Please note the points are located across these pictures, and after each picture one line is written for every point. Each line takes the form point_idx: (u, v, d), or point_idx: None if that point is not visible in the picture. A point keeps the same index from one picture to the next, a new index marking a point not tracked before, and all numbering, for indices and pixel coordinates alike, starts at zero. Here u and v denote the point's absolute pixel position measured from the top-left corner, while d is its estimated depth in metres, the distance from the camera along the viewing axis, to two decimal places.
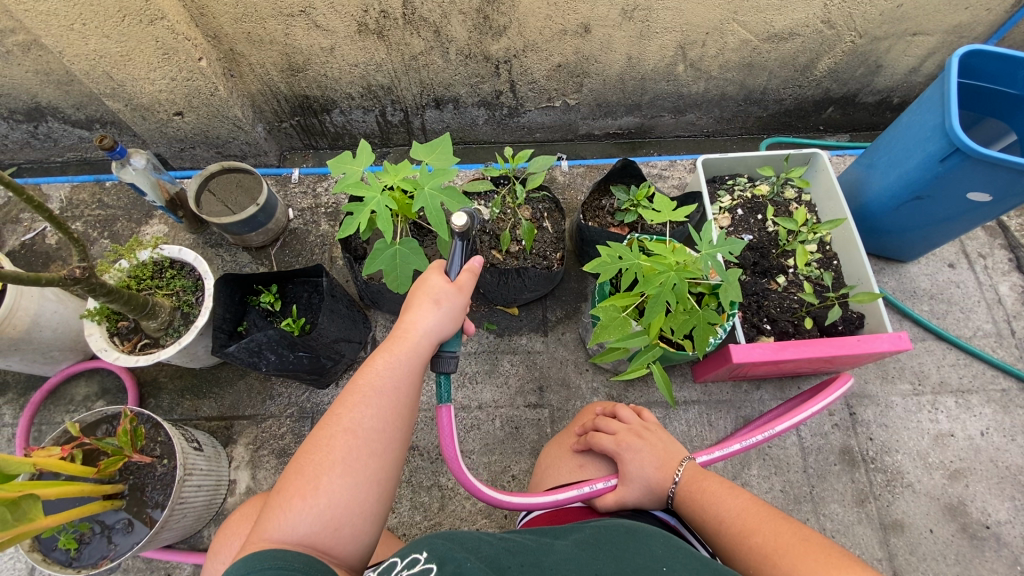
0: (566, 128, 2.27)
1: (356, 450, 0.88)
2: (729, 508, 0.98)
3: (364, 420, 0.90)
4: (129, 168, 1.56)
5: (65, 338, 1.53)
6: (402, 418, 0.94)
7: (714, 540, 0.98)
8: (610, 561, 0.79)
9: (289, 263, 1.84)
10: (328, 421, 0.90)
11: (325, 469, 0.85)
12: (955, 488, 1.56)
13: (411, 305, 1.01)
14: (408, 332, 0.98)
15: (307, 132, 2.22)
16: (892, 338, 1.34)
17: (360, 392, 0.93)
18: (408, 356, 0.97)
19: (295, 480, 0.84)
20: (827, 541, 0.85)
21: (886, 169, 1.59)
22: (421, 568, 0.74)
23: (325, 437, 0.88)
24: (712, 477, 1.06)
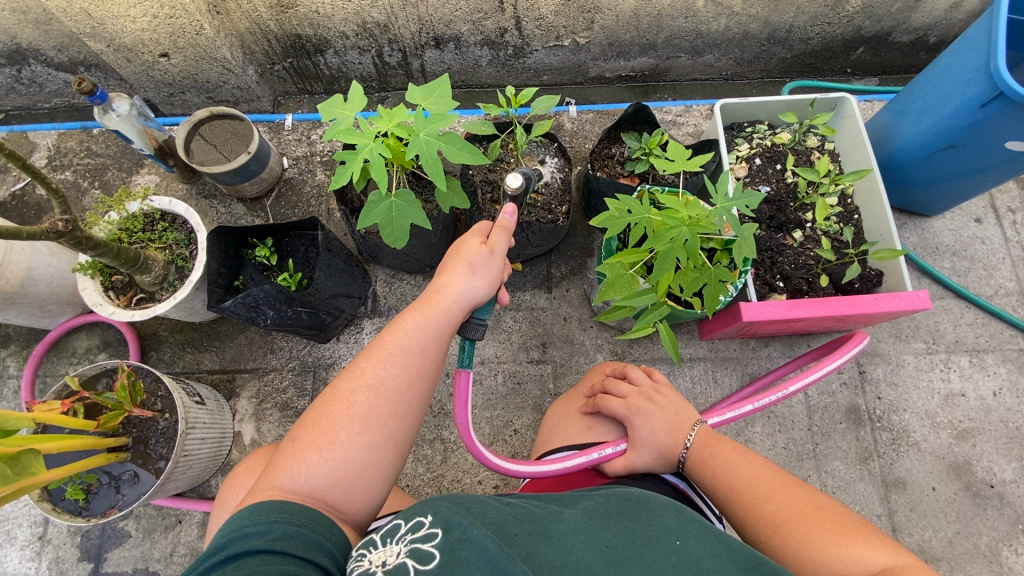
0: (575, 70, 2.13)
1: (377, 406, 0.86)
2: (741, 472, 0.97)
3: (389, 378, 0.88)
4: (112, 115, 1.48)
5: (61, 292, 1.51)
6: (426, 383, 0.92)
7: (723, 503, 0.97)
8: (621, 531, 0.78)
9: (285, 215, 1.78)
10: (352, 373, 0.88)
11: (344, 424, 0.83)
12: (961, 448, 1.54)
13: (447, 267, 0.98)
14: (441, 294, 0.95)
15: (301, 76, 2.10)
16: (910, 296, 1.28)
17: (387, 348, 0.90)
18: (438, 318, 0.94)
19: (312, 431, 0.83)
20: (841, 510, 0.86)
21: (918, 116, 1.47)
22: (426, 532, 0.72)
23: (347, 390, 0.86)
24: (725, 441, 1.04)
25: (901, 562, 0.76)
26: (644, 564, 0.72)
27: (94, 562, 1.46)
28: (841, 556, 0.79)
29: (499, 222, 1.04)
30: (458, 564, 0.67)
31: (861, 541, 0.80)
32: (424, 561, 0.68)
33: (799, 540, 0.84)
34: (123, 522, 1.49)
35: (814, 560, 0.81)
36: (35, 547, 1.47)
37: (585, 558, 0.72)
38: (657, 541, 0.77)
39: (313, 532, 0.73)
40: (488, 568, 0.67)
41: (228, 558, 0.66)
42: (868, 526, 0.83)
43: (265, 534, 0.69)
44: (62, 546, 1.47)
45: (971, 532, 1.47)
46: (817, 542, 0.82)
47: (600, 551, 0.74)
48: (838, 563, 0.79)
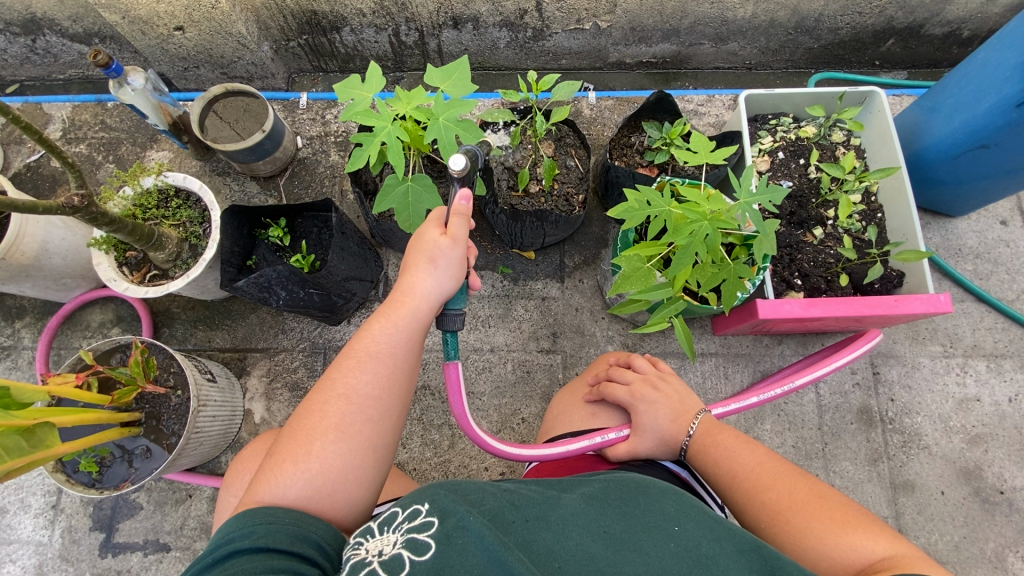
0: (595, 55, 2.08)
1: (350, 414, 0.85)
2: (743, 459, 0.97)
3: (360, 384, 0.88)
4: (127, 89, 1.46)
5: (76, 266, 1.52)
6: (399, 383, 0.91)
7: (724, 487, 0.97)
8: (619, 518, 0.77)
9: (298, 195, 1.77)
10: (324, 386, 0.88)
11: (317, 434, 0.83)
12: (973, 453, 1.53)
13: (407, 266, 0.96)
14: (406, 296, 0.94)
15: (316, 53, 2.06)
16: (930, 299, 1.25)
17: (356, 356, 0.90)
18: (405, 322, 0.93)
19: (289, 445, 0.83)
20: (841, 499, 0.86)
21: (949, 114, 1.43)
22: (423, 521, 0.72)
23: (319, 402, 0.86)
24: (725, 430, 1.04)
25: (901, 551, 0.76)
26: (642, 550, 0.72)
27: (105, 532, 1.49)
28: (839, 542, 0.79)
29: (453, 208, 0.98)
30: (456, 552, 0.67)
31: (861, 529, 0.80)
32: (420, 551, 0.68)
33: (799, 527, 0.83)
34: (135, 494, 1.51)
35: (814, 547, 0.81)
36: (49, 515, 1.50)
37: (583, 544, 0.72)
38: (656, 527, 0.76)
39: (298, 525, 0.74)
40: (485, 556, 0.67)
41: (217, 559, 0.68)
42: (868, 516, 0.82)
43: (250, 534, 0.70)
44: (75, 515, 1.50)
45: (978, 537, 1.46)
46: (818, 530, 0.82)
47: (598, 537, 0.74)
48: (837, 549, 0.79)
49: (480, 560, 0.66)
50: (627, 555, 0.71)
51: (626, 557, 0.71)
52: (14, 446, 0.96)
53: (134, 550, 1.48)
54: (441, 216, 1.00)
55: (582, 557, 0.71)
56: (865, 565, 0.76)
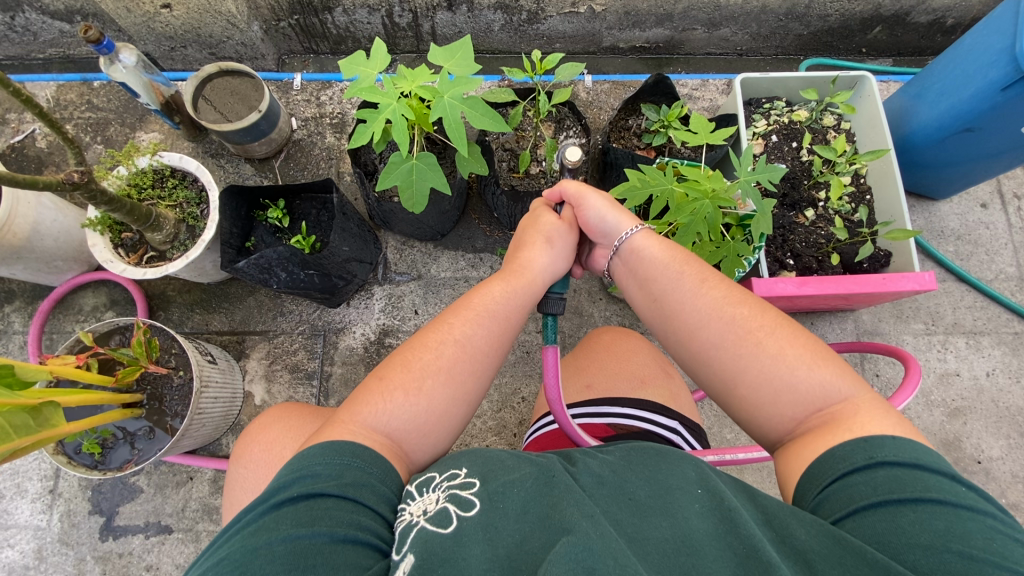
0: (588, 39, 2.08)
1: (462, 361, 0.89)
2: (717, 282, 0.92)
3: (475, 336, 0.91)
4: (118, 66, 1.43)
5: (68, 248, 1.49)
6: (504, 349, 0.96)
7: (682, 296, 0.92)
8: (645, 484, 0.75)
9: (294, 177, 1.75)
10: (441, 326, 0.91)
11: (430, 371, 0.86)
12: (952, 425, 1.60)
13: (528, 241, 1.05)
14: (524, 266, 1.01)
15: (307, 34, 2.01)
16: (918, 278, 1.30)
17: (474, 308, 0.94)
18: (522, 289, 0.99)
19: (400, 372, 0.86)
20: (810, 332, 0.85)
21: (935, 98, 1.47)
22: (463, 482, 0.75)
23: (434, 339, 0.89)
24: (689, 258, 0.97)
25: (862, 392, 0.78)
26: (670, 514, 0.69)
27: (105, 516, 1.48)
28: (807, 375, 0.80)
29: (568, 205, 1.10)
30: (498, 513, 0.69)
31: (828, 366, 0.80)
32: (466, 508, 0.70)
33: (767, 355, 0.82)
34: (135, 478, 1.51)
35: (779, 376, 0.81)
36: (47, 500, 1.49)
37: (613, 512, 0.71)
38: (680, 490, 0.72)
39: (393, 469, 0.77)
40: (526, 523, 0.67)
41: (302, 496, 0.69)
42: (832, 351, 0.83)
43: (341, 476, 0.72)
44: (73, 499, 1.49)
45: None
46: (785, 361, 0.81)
47: (624, 504, 0.72)
48: (802, 382, 0.79)
49: (523, 526, 0.67)
50: (654, 520, 0.69)
51: (653, 522, 0.68)
52: (22, 424, 0.95)
53: (136, 532, 1.47)
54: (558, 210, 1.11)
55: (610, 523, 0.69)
56: (823, 401, 0.78)
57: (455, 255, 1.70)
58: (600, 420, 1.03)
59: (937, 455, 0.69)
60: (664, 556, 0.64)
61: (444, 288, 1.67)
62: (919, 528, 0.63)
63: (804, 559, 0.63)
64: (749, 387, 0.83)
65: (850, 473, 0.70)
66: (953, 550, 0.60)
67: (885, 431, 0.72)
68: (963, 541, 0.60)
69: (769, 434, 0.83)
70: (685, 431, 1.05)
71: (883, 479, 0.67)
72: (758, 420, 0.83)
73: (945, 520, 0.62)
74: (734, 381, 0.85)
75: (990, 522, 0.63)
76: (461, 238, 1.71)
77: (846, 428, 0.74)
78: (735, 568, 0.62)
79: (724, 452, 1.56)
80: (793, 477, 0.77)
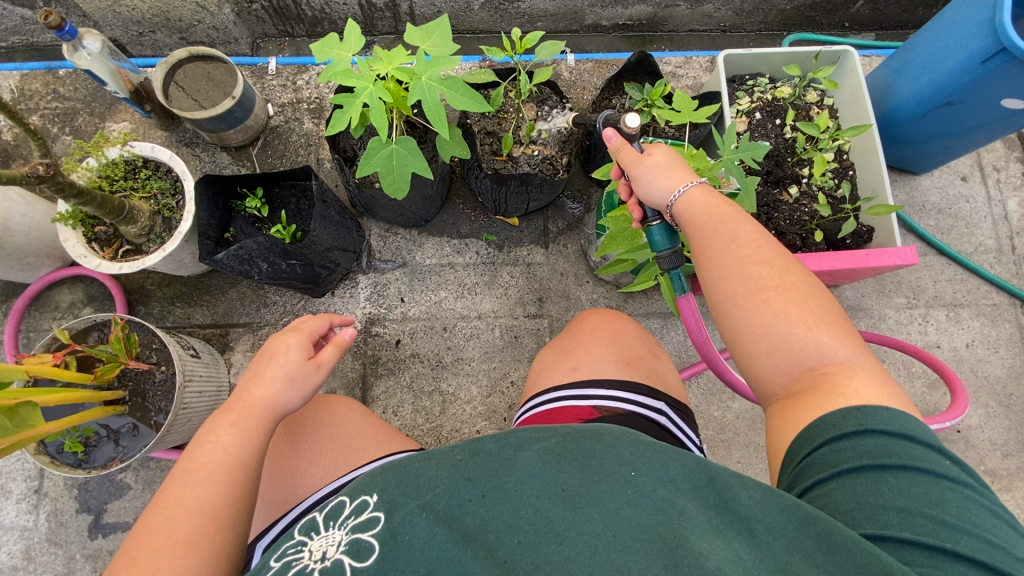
0: (571, 17, 2.04)
1: (203, 526, 0.77)
2: (744, 232, 0.86)
3: (209, 494, 0.79)
4: (82, 53, 1.37)
5: (40, 244, 1.45)
6: (253, 490, 0.84)
7: (704, 243, 0.88)
8: (577, 474, 0.74)
9: (272, 165, 1.71)
10: (165, 501, 0.78)
11: (163, 552, 0.73)
12: (933, 396, 1.64)
13: (253, 373, 0.92)
14: (252, 404, 0.88)
15: (280, 16, 1.94)
16: (901, 252, 1.31)
17: (199, 467, 0.81)
18: (252, 432, 0.86)
19: (125, 573, 0.71)
20: (827, 294, 0.82)
21: (917, 72, 1.47)
22: (371, 516, 0.73)
23: (163, 520, 0.76)
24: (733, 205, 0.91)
25: (862, 359, 0.77)
26: (600, 505, 0.69)
27: (94, 514, 1.47)
28: (810, 337, 0.78)
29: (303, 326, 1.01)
30: (401, 551, 0.67)
31: (834, 330, 0.78)
32: (363, 556, 0.67)
33: (774, 312, 0.80)
34: (122, 475, 1.49)
35: (781, 334, 0.79)
36: (32, 500, 1.47)
37: (541, 508, 0.70)
38: (613, 475, 0.73)
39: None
40: (434, 553, 0.66)
41: None
42: (841, 317, 0.80)
43: None
44: (59, 498, 1.47)
45: None
46: (790, 320, 0.79)
47: (555, 497, 0.71)
48: (803, 343, 0.78)
49: (429, 558, 0.66)
50: (586, 512, 0.68)
51: (585, 515, 0.68)
52: None
53: (125, 529, 1.46)
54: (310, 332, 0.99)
55: (540, 523, 0.68)
56: (820, 363, 0.77)
57: (440, 241, 1.68)
58: (586, 402, 1.02)
59: (925, 426, 0.70)
60: (593, 552, 0.64)
61: (430, 275, 1.66)
62: (897, 492, 0.65)
63: (747, 528, 0.65)
64: (751, 339, 0.81)
65: (839, 439, 0.71)
66: (928, 515, 0.63)
67: (878, 400, 0.73)
68: (937, 507, 0.63)
69: (763, 388, 0.83)
70: (670, 411, 1.05)
71: (870, 445, 0.69)
72: (755, 373, 0.83)
73: (923, 486, 0.65)
74: (739, 329, 0.83)
75: (967, 492, 0.65)
76: (445, 224, 1.69)
77: (839, 393, 0.74)
78: (662, 559, 0.62)
79: (712, 429, 1.59)
80: (782, 431, 0.78)
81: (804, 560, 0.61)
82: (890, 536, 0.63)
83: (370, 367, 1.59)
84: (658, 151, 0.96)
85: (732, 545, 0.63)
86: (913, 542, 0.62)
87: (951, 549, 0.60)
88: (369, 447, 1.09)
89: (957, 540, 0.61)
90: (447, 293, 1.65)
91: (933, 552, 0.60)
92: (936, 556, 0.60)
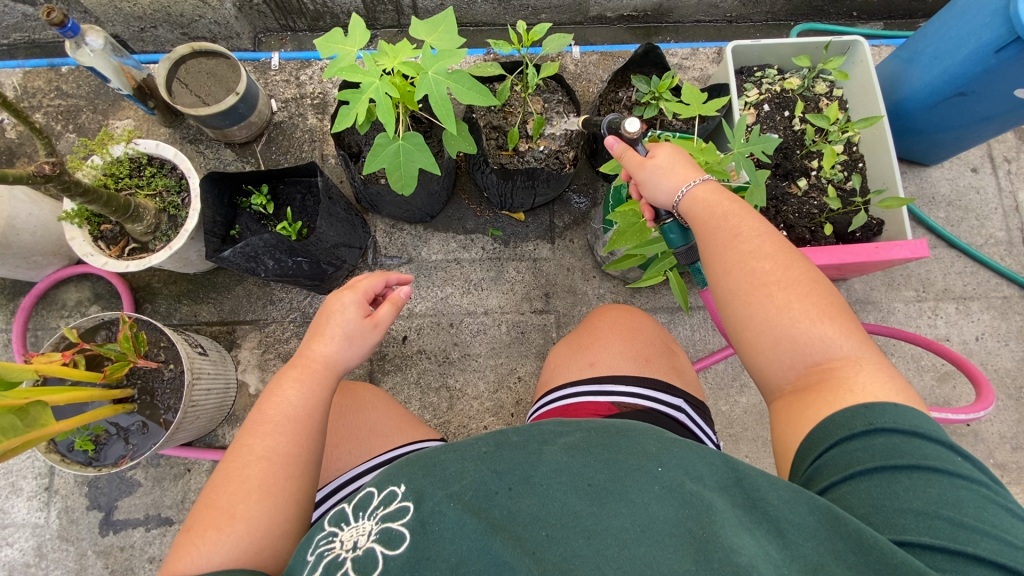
0: (575, 9, 2.01)
1: (274, 474, 0.82)
2: (745, 225, 0.85)
3: (280, 446, 0.84)
4: (85, 50, 1.36)
5: (46, 243, 1.44)
6: (317, 442, 0.88)
7: (705, 238, 0.86)
8: (603, 468, 0.74)
9: (277, 161, 1.71)
10: (241, 449, 0.83)
11: (241, 496, 0.80)
12: (942, 389, 1.63)
13: (317, 329, 0.95)
14: (315, 361, 0.92)
15: (282, 10, 1.92)
16: (912, 245, 1.29)
17: (270, 420, 0.85)
18: (316, 386, 0.90)
19: (208, 513, 0.79)
20: (832, 287, 0.80)
21: (928, 62, 1.45)
22: (400, 506, 0.73)
23: (238, 467, 0.82)
24: (735, 198, 0.88)
25: (868, 353, 0.76)
26: (629, 500, 0.69)
27: (104, 511, 1.48)
28: (815, 331, 0.77)
29: (357, 285, 1.00)
30: (431, 540, 0.67)
31: (838, 324, 0.77)
32: (394, 545, 0.68)
33: (777, 306, 0.79)
34: (132, 472, 1.50)
35: (785, 329, 0.78)
36: (43, 497, 1.48)
37: (568, 503, 0.70)
38: (640, 470, 0.73)
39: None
40: (465, 543, 0.66)
41: None
42: (846, 309, 0.79)
43: None
44: (70, 495, 1.48)
45: None
46: (793, 314, 0.78)
47: (582, 492, 0.71)
48: (808, 337, 0.77)
49: (459, 548, 0.66)
50: (613, 507, 0.68)
51: (612, 510, 0.68)
52: (9, 425, 0.94)
53: (136, 526, 1.47)
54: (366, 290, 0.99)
55: (568, 518, 0.68)
56: (825, 357, 0.76)
57: (446, 237, 1.67)
58: (604, 398, 1.02)
59: (936, 423, 0.70)
60: (622, 547, 0.64)
61: (436, 270, 1.65)
62: (913, 494, 0.65)
63: (776, 527, 0.66)
64: (754, 333, 0.81)
65: (850, 439, 0.70)
66: (945, 517, 0.63)
67: (886, 396, 0.72)
68: (955, 509, 0.63)
69: (767, 381, 0.83)
70: (689, 408, 1.04)
71: (881, 445, 0.68)
72: (759, 367, 0.82)
73: (939, 488, 0.65)
74: (741, 323, 0.82)
75: (983, 491, 0.65)
76: (451, 219, 1.68)
77: (846, 389, 0.74)
78: (693, 555, 0.63)
79: (720, 424, 1.58)
80: (789, 427, 0.78)
81: (836, 562, 0.61)
82: (911, 540, 0.62)
83: (376, 364, 1.59)
84: (659, 152, 0.94)
85: (762, 542, 0.64)
86: (933, 545, 0.61)
87: (974, 553, 0.60)
88: (390, 434, 1.09)
89: (977, 542, 0.60)
90: (453, 289, 1.64)
91: (954, 557, 0.60)
92: (956, 560, 0.60)
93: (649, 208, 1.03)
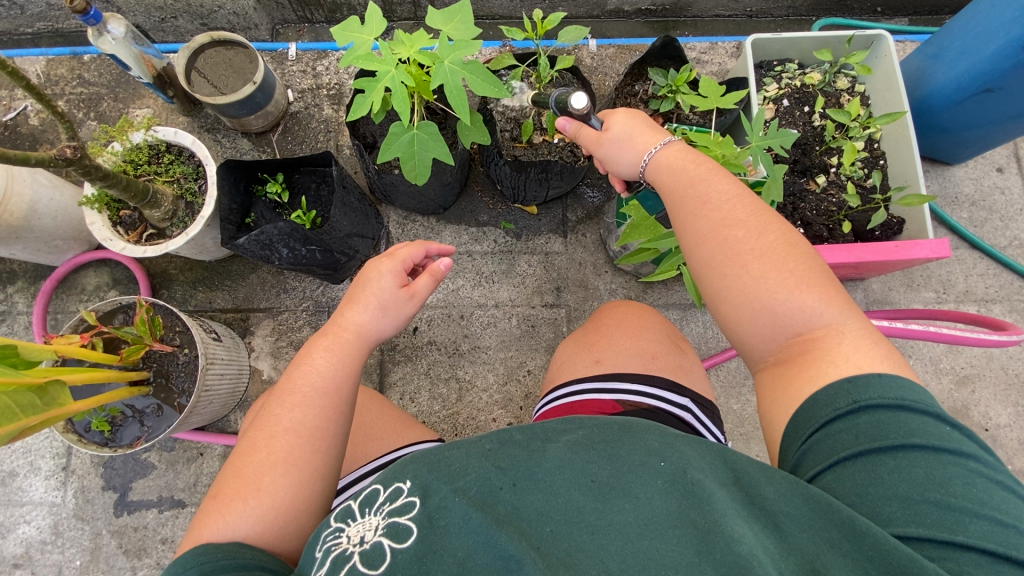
0: (593, 2, 2.00)
1: (301, 445, 0.83)
2: (716, 195, 0.85)
3: (305, 417, 0.85)
4: (107, 37, 1.38)
5: (67, 228, 1.47)
6: (345, 414, 0.89)
7: (677, 209, 0.88)
8: (607, 463, 0.73)
9: (292, 151, 1.72)
10: (268, 420, 0.85)
11: (267, 469, 0.81)
12: (961, 393, 1.59)
13: (351, 298, 0.97)
14: (347, 329, 0.93)
15: (300, 2, 1.93)
16: (934, 244, 1.25)
17: (300, 391, 0.87)
18: (348, 355, 0.92)
19: (234, 483, 0.81)
20: (810, 253, 0.80)
21: (954, 59, 1.41)
22: (405, 501, 0.73)
23: (265, 437, 0.84)
24: (702, 160, 0.90)
25: (849, 321, 0.75)
26: (631, 496, 0.68)
27: (119, 492, 1.51)
28: (792, 301, 0.76)
29: (392, 253, 1.02)
30: (437, 536, 0.68)
31: (818, 292, 0.76)
32: (401, 539, 0.69)
33: (754, 277, 0.78)
34: (146, 454, 1.53)
35: (762, 301, 0.78)
36: (60, 476, 1.52)
37: (572, 499, 0.69)
38: (641, 466, 0.72)
39: (236, 562, 0.73)
40: (471, 538, 0.67)
41: None
42: (826, 275, 0.79)
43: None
44: (87, 475, 1.51)
45: None
46: (769, 284, 0.78)
47: (585, 487, 0.70)
48: (787, 308, 0.77)
49: (466, 543, 0.67)
50: (616, 502, 0.68)
51: (615, 506, 0.68)
52: (28, 403, 0.96)
53: (149, 507, 1.50)
54: (402, 262, 1.00)
55: (571, 513, 0.68)
56: (806, 328, 0.76)
57: (458, 229, 1.67)
58: (608, 396, 1.01)
59: (923, 394, 0.69)
60: (624, 541, 0.64)
61: None
62: (898, 477, 0.64)
63: (772, 521, 0.65)
64: (732, 308, 0.81)
65: (833, 422, 0.70)
66: (931, 500, 0.62)
67: (868, 365, 0.72)
68: (942, 490, 0.62)
69: (752, 355, 0.83)
70: (694, 407, 1.03)
71: (865, 425, 0.68)
72: (742, 341, 0.82)
73: (926, 468, 0.64)
74: (718, 297, 0.83)
75: (971, 465, 0.64)
76: (464, 212, 1.68)
77: (829, 361, 0.73)
78: (695, 546, 0.63)
79: (731, 422, 1.57)
80: (776, 403, 0.77)
81: (831, 550, 0.61)
82: (901, 531, 0.62)
83: (387, 354, 1.60)
84: (614, 123, 0.98)
85: (759, 535, 0.63)
86: (922, 535, 0.61)
87: (963, 540, 0.59)
88: (391, 435, 1.10)
89: (967, 528, 0.60)
90: (464, 281, 1.64)
91: (941, 544, 0.60)
92: (944, 547, 0.59)
93: (619, 181, 1.09)
